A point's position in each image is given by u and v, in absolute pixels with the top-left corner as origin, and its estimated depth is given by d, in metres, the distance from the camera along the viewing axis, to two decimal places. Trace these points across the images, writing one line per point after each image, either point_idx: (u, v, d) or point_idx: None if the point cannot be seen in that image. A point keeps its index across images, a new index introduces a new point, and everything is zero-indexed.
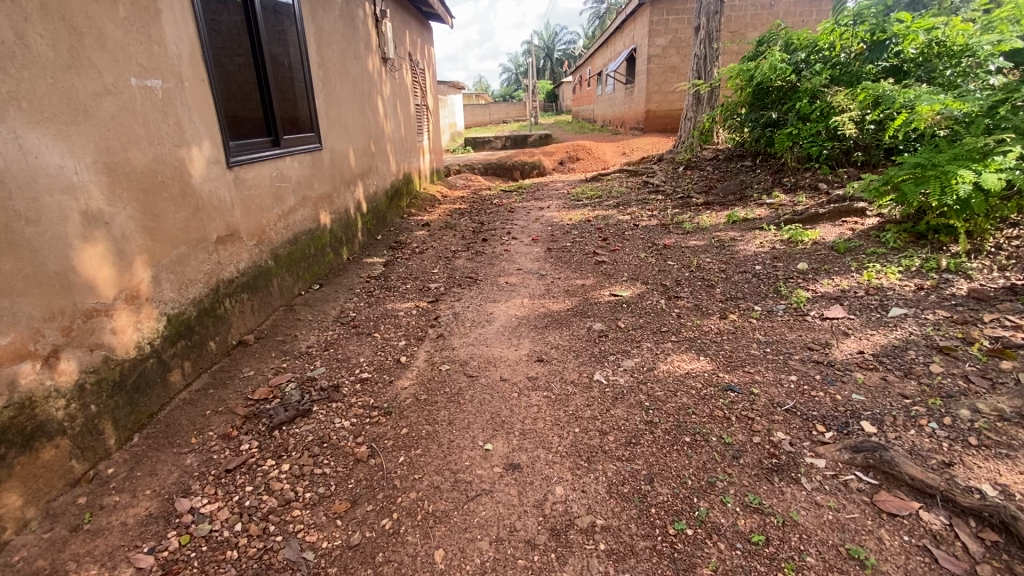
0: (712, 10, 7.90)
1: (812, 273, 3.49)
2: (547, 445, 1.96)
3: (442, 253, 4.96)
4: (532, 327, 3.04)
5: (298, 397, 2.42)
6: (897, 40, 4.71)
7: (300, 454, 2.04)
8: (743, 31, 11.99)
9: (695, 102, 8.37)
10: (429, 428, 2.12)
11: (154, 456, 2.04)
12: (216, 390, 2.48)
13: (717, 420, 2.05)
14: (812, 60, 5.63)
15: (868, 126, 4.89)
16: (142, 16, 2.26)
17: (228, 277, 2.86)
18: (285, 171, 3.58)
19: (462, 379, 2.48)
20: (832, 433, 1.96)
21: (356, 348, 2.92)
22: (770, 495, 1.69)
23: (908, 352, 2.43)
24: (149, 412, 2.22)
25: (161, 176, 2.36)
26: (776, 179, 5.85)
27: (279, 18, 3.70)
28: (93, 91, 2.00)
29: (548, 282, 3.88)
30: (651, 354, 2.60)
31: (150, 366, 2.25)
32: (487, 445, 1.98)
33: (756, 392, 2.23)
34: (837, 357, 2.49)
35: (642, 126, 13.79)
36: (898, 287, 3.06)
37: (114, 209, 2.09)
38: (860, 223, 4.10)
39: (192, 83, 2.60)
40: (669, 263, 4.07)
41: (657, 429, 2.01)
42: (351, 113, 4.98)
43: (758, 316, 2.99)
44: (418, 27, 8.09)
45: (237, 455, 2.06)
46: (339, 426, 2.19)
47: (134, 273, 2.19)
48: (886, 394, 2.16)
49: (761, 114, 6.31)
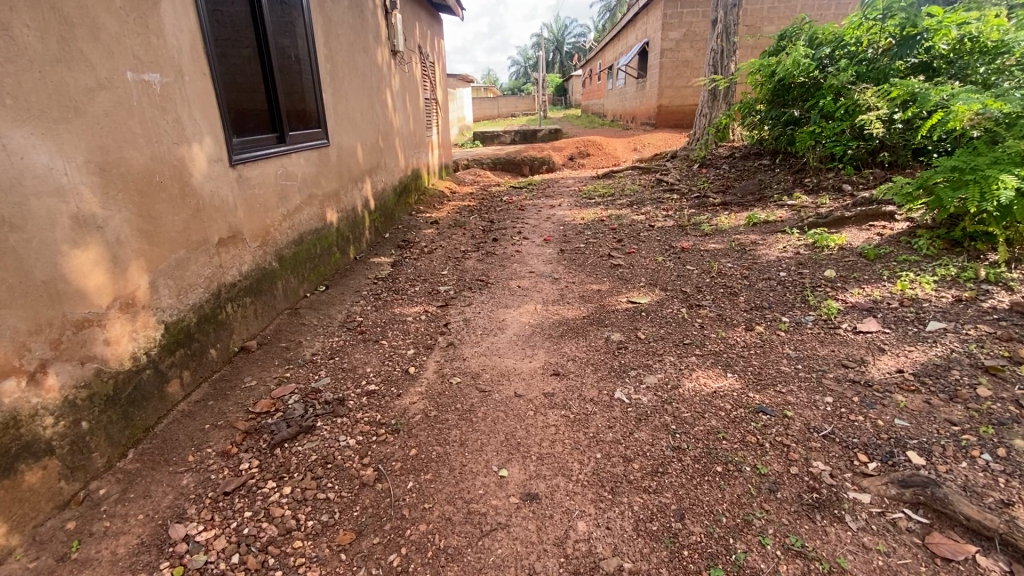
0: (730, 3, 7.67)
1: (840, 281, 3.32)
2: (567, 472, 1.82)
3: (452, 253, 4.81)
4: (547, 336, 2.90)
5: (301, 411, 2.29)
6: (928, 35, 4.48)
7: (303, 476, 1.91)
8: (759, 25, 11.73)
9: (711, 98, 8.16)
10: (439, 449, 1.99)
11: (148, 476, 1.92)
12: (215, 402, 2.36)
13: (750, 447, 1.90)
14: (837, 56, 5.43)
15: (896, 125, 4.69)
16: (139, 6, 2.13)
17: (230, 280, 2.74)
18: (291, 169, 3.45)
19: (474, 394, 2.34)
20: (875, 464, 1.81)
21: (363, 357, 2.79)
22: (813, 536, 1.54)
23: (951, 372, 2.27)
24: (145, 426, 2.10)
25: (159, 176, 2.23)
26: (797, 179, 5.65)
27: (286, 8, 3.56)
28: (85, 86, 1.87)
29: (562, 286, 3.73)
30: (675, 369, 2.45)
31: (146, 378, 2.13)
32: (502, 471, 1.85)
33: (791, 415, 2.08)
34: (875, 377, 2.32)
35: (653, 122, 13.57)
36: (935, 298, 2.89)
37: (108, 212, 1.97)
38: (888, 228, 3.92)
39: (193, 78, 2.47)
40: (688, 268, 3.91)
41: (685, 456, 1.87)
42: (359, 107, 4.83)
43: (786, 328, 2.82)
44: (428, 19, 7.95)
45: (236, 476, 1.93)
46: (345, 444, 2.07)
47: (129, 280, 2.07)
48: (931, 420, 2.00)
49: (782, 111, 6.10)
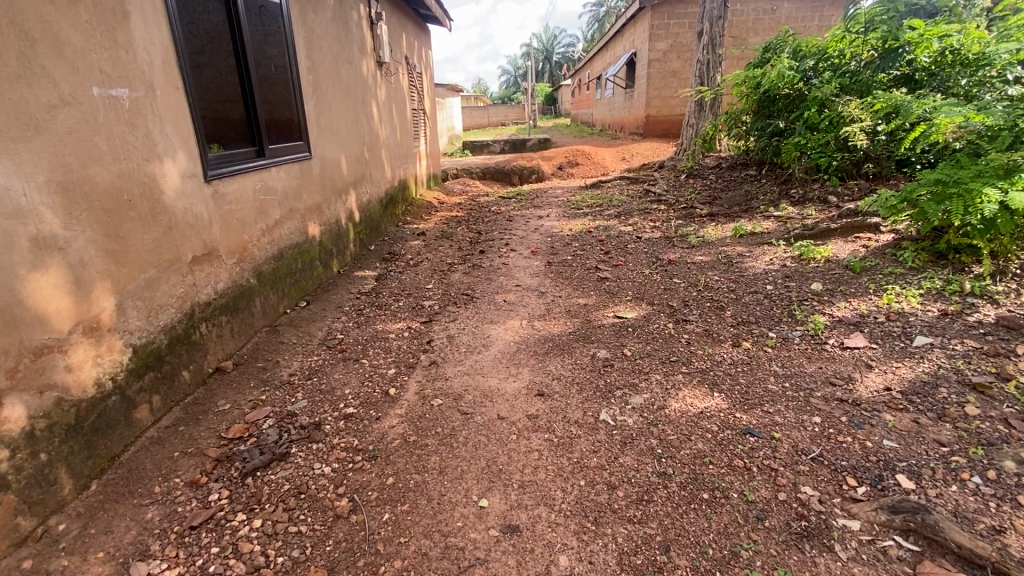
0: (715, 15, 7.73)
1: (827, 294, 3.30)
2: (549, 502, 1.76)
3: (437, 267, 4.75)
4: (532, 353, 2.85)
5: (275, 437, 2.20)
6: (909, 48, 4.56)
7: (275, 508, 1.83)
8: (745, 36, 11.87)
9: (698, 109, 8.20)
10: (417, 478, 1.91)
11: (111, 510, 1.82)
12: (186, 427, 2.27)
13: (737, 472, 1.85)
14: (821, 68, 5.46)
15: (880, 137, 4.73)
16: (107, 20, 2.06)
17: (204, 299, 2.65)
18: (270, 183, 3.37)
19: (456, 417, 2.28)
20: (864, 488, 1.77)
21: (342, 377, 2.71)
22: (802, 569, 1.49)
23: (939, 390, 2.24)
24: (110, 455, 2.01)
25: (128, 194, 2.16)
26: (783, 190, 5.66)
27: (266, 19, 3.50)
28: (47, 103, 1.80)
29: (549, 300, 3.68)
30: (661, 389, 2.40)
31: (112, 404, 2.04)
32: (482, 501, 1.78)
33: (778, 436, 2.04)
34: (863, 395, 2.29)
35: (641, 131, 13.65)
36: (920, 312, 2.88)
37: (71, 233, 1.89)
38: (873, 240, 3.92)
39: (165, 92, 2.40)
40: (675, 281, 3.88)
41: (671, 483, 1.81)
42: (343, 118, 4.77)
43: (773, 344, 2.79)
44: (415, 30, 7.94)
45: (205, 508, 1.84)
46: (319, 473, 1.99)
47: (94, 303, 1.99)
48: (920, 441, 1.97)
49: (767, 122, 6.12)
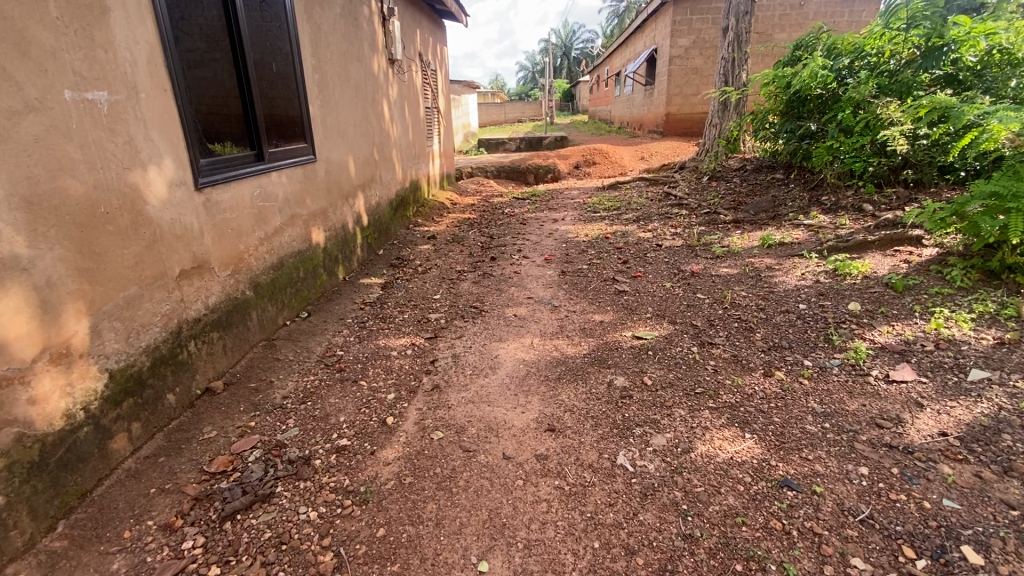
0: (741, 10, 7.38)
1: (866, 316, 3.02)
2: (557, 568, 1.54)
3: (446, 274, 4.55)
4: (543, 379, 2.63)
5: (260, 473, 2.03)
6: (955, 46, 4.18)
7: (252, 560, 1.64)
8: (771, 32, 11.44)
9: (721, 108, 7.84)
10: (410, 531, 1.71)
11: (74, 557, 1.65)
12: (168, 458, 2.10)
13: (775, 536, 1.62)
14: (856, 67, 5.05)
15: (921, 141, 4.38)
16: (82, 16, 1.88)
17: (194, 315, 2.48)
18: (270, 189, 3.19)
19: (457, 455, 2.07)
20: (925, 561, 1.52)
21: (337, 402, 2.52)
22: None
23: (1002, 437, 1.97)
24: (81, 492, 1.85)
25: (105, 206, 1.99)
26: (814, 197, 5.34)
27: (266, 15, 3.30)
28: (9, 109, 1.63)
29: (562, 315, 3.45)
30: (686, 429, 2.16)
31: (83, 436, 1.88)
32: (482, 565, 1.57)
33: (821, 491, 1.79)
34: (915, 441, 2.02)
35: (661, 130, 13.29)
36: (974, 341, 2.59)
37: (36, 252, 1.72)
38: (916, 254, 3.61)
39: (151, 94, 2.22)
40: (699, 296, 3.63)
41: (698, 549, 1.59)
42: (351, 119, 4.57)
43: (810, 375, 2.52)
44: (431, 26, 7.76)
45: (176, 559, 1.66)
46: (305, 519, 1.80)
47: (64, 326, 1.82)
48: (985, 502, 1.70)
49: (797, 123, 5.79)
